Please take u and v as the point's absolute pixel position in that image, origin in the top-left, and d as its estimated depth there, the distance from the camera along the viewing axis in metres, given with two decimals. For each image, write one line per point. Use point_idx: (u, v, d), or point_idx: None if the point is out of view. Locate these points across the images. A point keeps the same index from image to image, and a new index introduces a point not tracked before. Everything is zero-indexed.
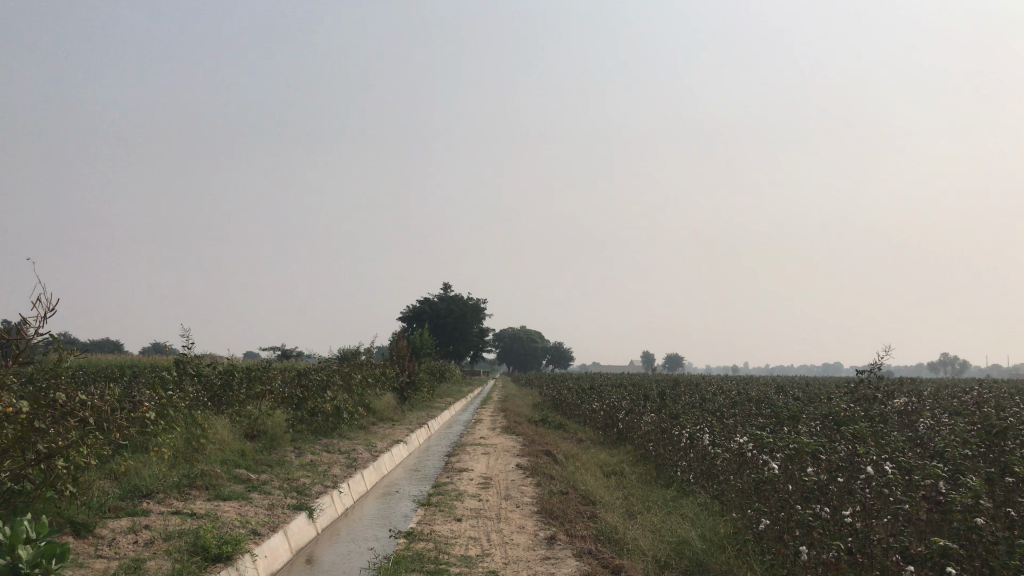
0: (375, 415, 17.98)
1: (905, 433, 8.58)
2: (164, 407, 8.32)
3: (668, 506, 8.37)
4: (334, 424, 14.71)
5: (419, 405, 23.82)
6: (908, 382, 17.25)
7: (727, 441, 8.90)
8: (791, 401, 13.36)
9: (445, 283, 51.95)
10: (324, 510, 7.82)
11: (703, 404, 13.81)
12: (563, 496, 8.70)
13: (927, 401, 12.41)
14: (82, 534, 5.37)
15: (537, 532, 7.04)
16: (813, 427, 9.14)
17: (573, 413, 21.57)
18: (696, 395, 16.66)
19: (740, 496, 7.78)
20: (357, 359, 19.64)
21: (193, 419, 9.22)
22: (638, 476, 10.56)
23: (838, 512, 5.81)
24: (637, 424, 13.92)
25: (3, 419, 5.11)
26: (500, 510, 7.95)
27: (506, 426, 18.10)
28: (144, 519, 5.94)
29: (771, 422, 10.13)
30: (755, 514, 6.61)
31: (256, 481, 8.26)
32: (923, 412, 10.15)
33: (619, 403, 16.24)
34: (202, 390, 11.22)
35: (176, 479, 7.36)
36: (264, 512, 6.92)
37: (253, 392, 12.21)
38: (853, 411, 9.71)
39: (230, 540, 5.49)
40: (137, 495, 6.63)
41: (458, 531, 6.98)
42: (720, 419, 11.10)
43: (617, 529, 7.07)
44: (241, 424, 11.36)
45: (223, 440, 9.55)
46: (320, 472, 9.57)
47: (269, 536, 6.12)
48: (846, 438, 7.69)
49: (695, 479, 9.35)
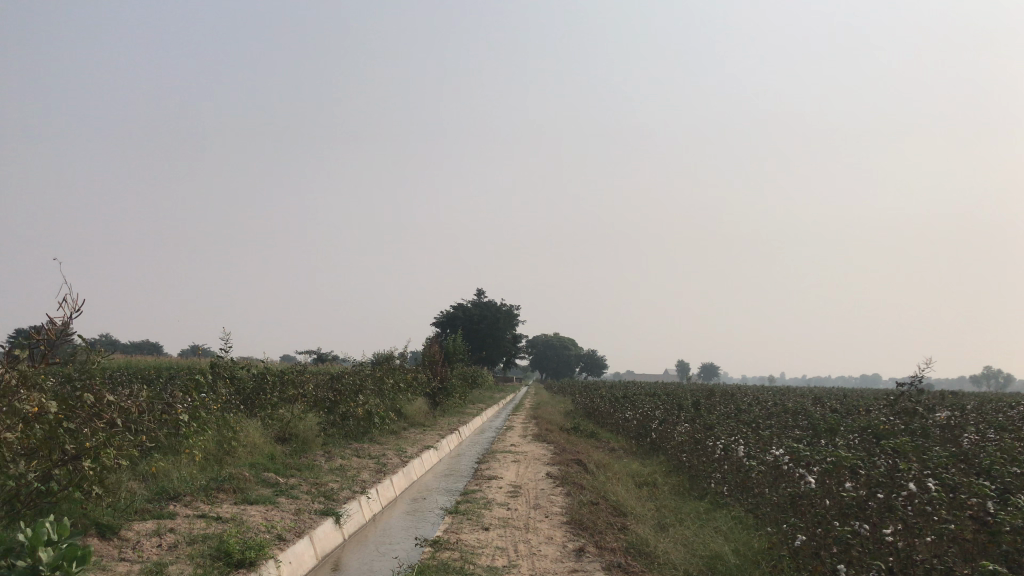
0: (406, 420, 17.96)
1: (948, 448, 8.30)
2: (196, 409, 8.33)
3: (701, 519, 8.19)
4: (365, 429, 14.69)
5: (452, 412, 23.76)
6: (951, 396, 16.82)
7: (763, 454, 8.68)
8: (829, 412, 13.07)
9: (479, 288, 51.97)
10: (351, 516, 7.76)
11: (738, 415, 13.56)
12: (594, 507, 8.55)
13: (970, 415, 12.05)
14: (107, 536, 5.36)
15: (565, 544, 6.89)
16: (851, 440, 8.90)
17: (606, 422, 21.38)
18: (731, 405, 16.41)
19: (775, 511, 7.56)
20: (390, 363, 19.65)
21: (224, 421, 9.21)
22: (670, 488, 10.38)
23: (878, 529, 5.62)
24: (670, 434, 13.72)
25: (31, 419, 5.16)
26: (528, 520, 7.82)
27: (538, 434, 17.97)
28: (170, 522, 5.92)
29: (808, 434, 9.88)
30: (791, 530, 6.41)
31: (284, 486, 8.22)
32: (967, 427, 9.85)
33: (652, 412, 16.04)
34: (235, 394, 11.24)
35: (204, 482, 7.34)
36: (290, 517, 6.87)
37: (285, 395, 12.22)
38: (893, 424, 9.45)
39: (254, 545, 5.44)
40: (164, 497, 6.62)
41: (485, 540, 6.87)
42: (755, 430, 10.87)
43: (648, 541, 6.91)
44: (273, 428, 11.37)
45: (254, 443, 9.55)
46: (349, 477, 9.53)
47: (294, 542, 6.07)
48: (887, 452, 7.45)
49: (729, 492, 9.13)
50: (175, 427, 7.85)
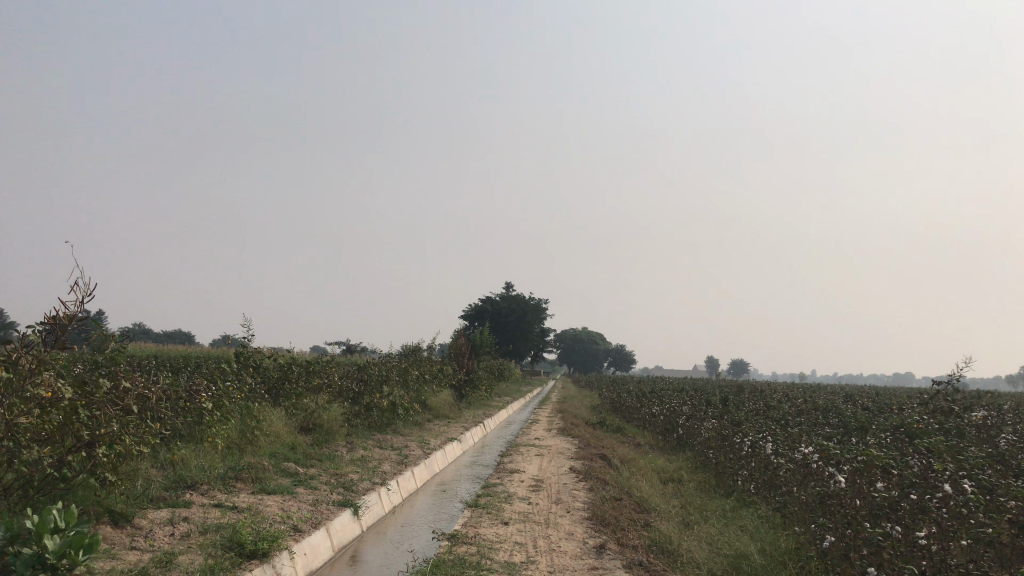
0: (431, 412, 17.90)
1: (984, 449, 8.03)
2: (219, 397, 8.28)
3: (727, 517, 8.00)
4: (389, 420, 14.64)
5: (478, 404, 23.73)
6: (988, 395, 16.43)
7: (792, 451, 8.45)
8: (861, 411, 12.80)
9: (508, 282, 51.79)
10: (370, 508, 7.68)
11: (766, 412, 13.31)
12: (616, 503, 8.39)
13: (1007, 415, 11.70)
14: (120, 524, 5.33)
15: (586, 540, 6.75)
16: (883, 439, 8.68)
17: (633, 416, 21.20)
18: (760, 402, 16.14)
19: (804, 510, 7.35)
20: (417, 355, 19.61)
21: (248, 410, 9.16)
22: (695, 484, 10.19)
23: (912, 532, 5.39)
24: (698, 430, 13.50)
25: (48, 405, 5.06)
26: (549, 515, 7.69)
27: (564, 428, 17.83)
28: (184, 511, 5.87)
29: (838, 432, 9.63)
30: (819, 530, 6.21)
31: (304, 476, 8.17)
32: (1005, 428, 9.56)
33: (679, 407, 15.80)
34: (261, 383, 11.19)
35: (222, 471, 7.30)
36: (307, 507, 6.79)
37: (310, 385, 12.18)
38: (927, 424, 9.20)
39: (267, 536, 5.36)
40: (181, 485, 6.59)
41: (504, 535, 6.74)
42: (784, 428, 10.64)
43: (671, 539, 6.74)
44: (296, 418, 11.32)
45: (277, 432, 9.50)
46: (369, 468, 9.45)
47: (309, 533, 5.99)
48: (921, 452, 7.20)
49: (756, 490, 8.92)
50: (197, 416, 7.81)
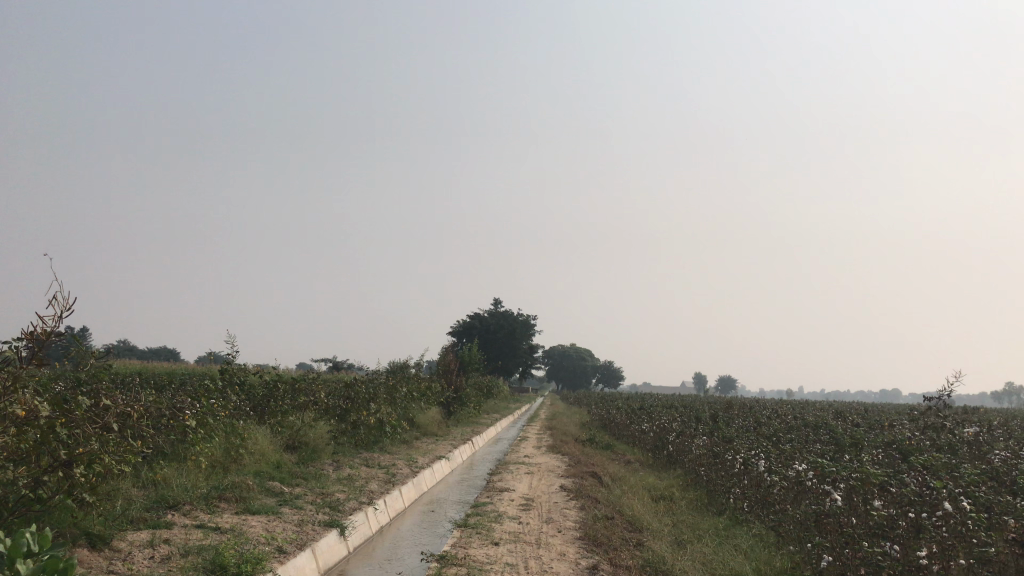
0: (419, 429, 17.69)
1: (978, 466, 7.97)
2: (203, 415, 8.11)
3: (720, 536, 7.87)
4: (376, 438, 14.45)
5: (466, 422, 23.54)
6: (977, 412, 16.44)
7: (785, 469, 8.34)
8: (851, 428, 12.73)
9: (497, 299, 51.69)
10: (357, 528, 7.52)
11: (757, 428, 13.23)
12: (608, 522, 8.26)
13: (997, 432, 11.67)
14: (99, 546, 5.16)
15: (578, 561, 6.60)
16: (876, 455, 8.60)
17: (622, 433, 21.09)
18: (750, 418, 16.08)
19: (799, 529, 7.24)
20: (405, 372, 19.41)
21: (232, 428, 8.97)
22: (687, 502, 10.08)
23: (912, 551, 5.28)
24: (688, 447, 13.39)
25: (23, 424, 4.87)
26: (540, 535, 7.54)
27: (553, 445, 17.69)
28: (165, 532, 5.70)
29: (831, 449, 9.54)
30: (816, 549, 6.09)
31: (289, 495, 8.00)
32: (997, 445, 9.50)
33: (669, 425, 15.69)
34: (246, 400, 11.00)
35: (205, 491, 7.13)
36: (292, 528, 6.63)
37: (296, 402, 12.00)
38: (919, 441, 9.12)
39: (250, 558, 5.21)
40: (163, 506, 6.41)
41: (494, 556, 6.60)
42: (775, 444, 10.55)
43: (665, 559, 6.60)
44: (282, 435, 11.11)
45: (262, 451, 9.31)
46: (356, 487, 9.28)
47: (294, 555, 5.83)
48: (916, 468, 7.12)
49: (749, 508, 8.81)
50: (181, 434, 7.63)
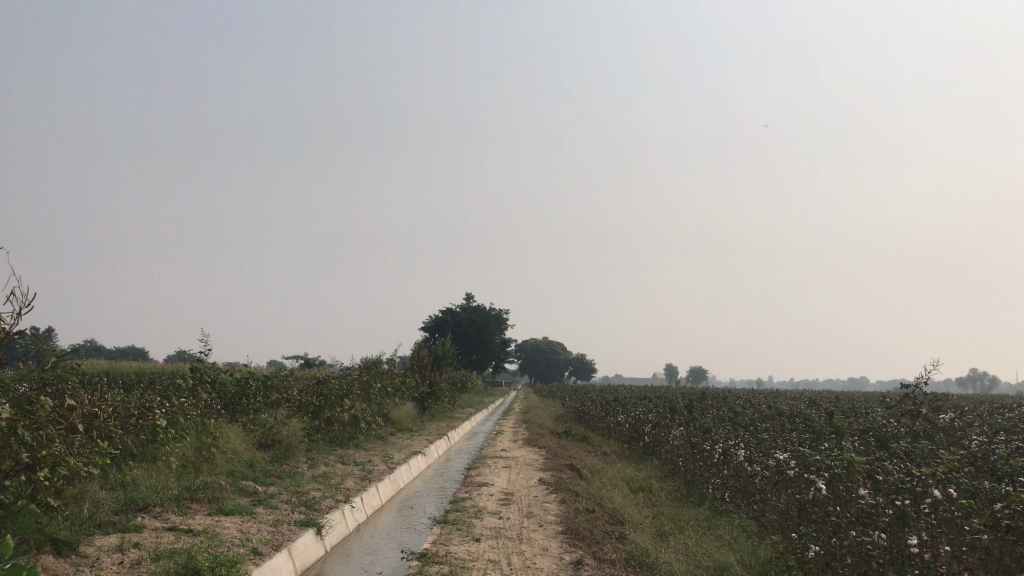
0: (393, 424, 17.50)
1: (956, 451, 7.98)
2: (174, 415, 7.88)
3: (702, 527, 7.82)
4: (351, 434, 14.26)
5: (441, 416, 23.38)
6: (948, 397, 16.57)
7: (766, 458, 8.28)
8: (827, 415, 12.72)
9: (468, 293, 51.54)
10: (334, 527, 7.36)
11: (733, 417, 13.20)
12: (590, 515, 8.17)
13: (971, 417, 11.73)
14: (65, 553, 4.96)
15: (562, 556, 6.48)
16: (856, 444, 8.57)
17: (597, 425, 21.05)
18: (724, 407, 16.05)
19: (781, 519, 7.21)
20: (378, 368, 19.18)
21: (204, 427, 8.74)
22: (667, 493, 10.01)
23: (901, 539, 5.21)
24: (665, 438, 13.34)
25: None
26: (521, 530, 7.43)
27: (529, 438, 17.60)
28: (135, 536, 5.51)
29: (810, 437, 9.50)
30: (801, 539, 6.03)
31: (263, 494, 7.81)
32: (973, 430, 9.53)
33: (644, 416, 15.63)
34: (217, 399, 10.75)
35: (177, 492, 6.92)
36: (267, 528, 6.46)
37: (269, 400, 11.76)
38: (896, 428, 9.12)
39: (225, 562, 5.05)
40: (132, 508, 6.20)
41: (476, 552, 6.47)
42: (754, 434, 10.51)
43: (648, 552, 6.51)
44: (255, 434, 10.90)
45: (234, 449, 9.10)
46: (332, 485, 9.11)
47: (270, 556, 5.66)
48: (897, 455, 7.09)
49: (730, 498, 8.78)
50: (151, 433, 7.40)
